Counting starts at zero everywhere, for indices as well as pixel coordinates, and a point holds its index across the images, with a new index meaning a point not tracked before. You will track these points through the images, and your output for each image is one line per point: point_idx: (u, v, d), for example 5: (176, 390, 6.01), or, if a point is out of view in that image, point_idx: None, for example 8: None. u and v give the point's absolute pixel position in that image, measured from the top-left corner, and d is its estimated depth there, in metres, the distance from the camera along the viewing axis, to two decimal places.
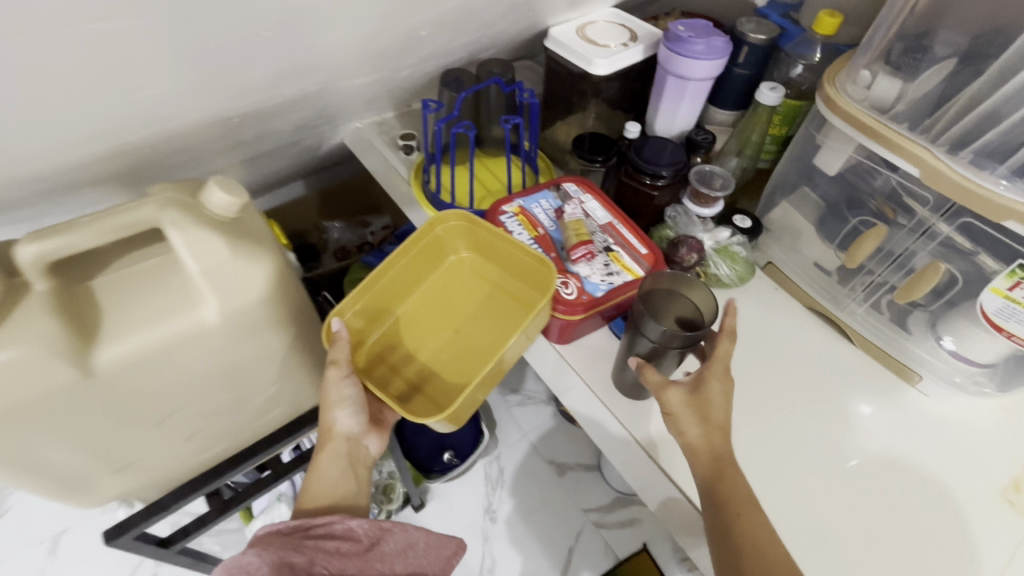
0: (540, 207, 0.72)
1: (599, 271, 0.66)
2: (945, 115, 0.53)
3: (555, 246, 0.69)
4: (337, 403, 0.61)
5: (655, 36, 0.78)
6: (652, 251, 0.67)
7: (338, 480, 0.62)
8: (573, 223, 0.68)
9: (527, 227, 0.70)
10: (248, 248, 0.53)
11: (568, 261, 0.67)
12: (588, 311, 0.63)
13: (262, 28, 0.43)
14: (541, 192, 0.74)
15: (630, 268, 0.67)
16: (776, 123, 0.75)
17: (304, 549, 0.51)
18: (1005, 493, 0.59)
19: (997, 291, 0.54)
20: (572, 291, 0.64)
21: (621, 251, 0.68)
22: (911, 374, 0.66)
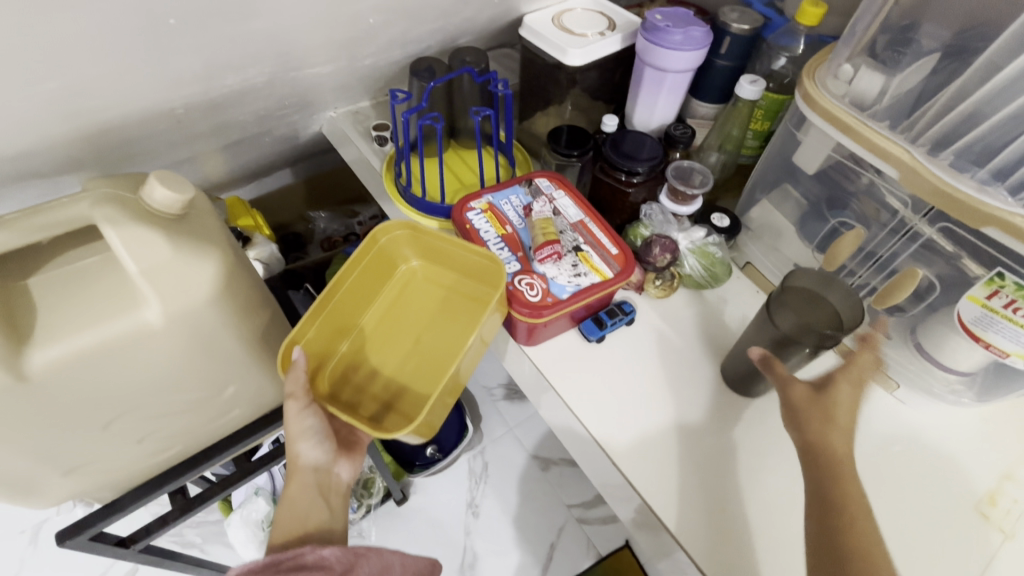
0: (509, 204, 0.70)
1: (566, 273, 0.63)
2: (925, 114, 0.51)
3: (523, 245, 0.67)
4: (300, 433, 0.58)
5: (633, 25, 0.74)
6: (623, 251, 0.65)
7: (307, 513, 0.58)
8: (541, 221, 0.66)
9: (495, 225, 0.68)
10: (193, 247, 0.51)
11: (536, 261, 0.65)
12: (553, 313, 0.61)
13: (185, 12, 0.40)
14: (511, 187, 0.72)
15: (599, 269, 0.65)
16: (758, 118, 0.72)
17: None
18: (980, 505, 0.57)
19: (975, 299, 0.52)
20: (537, 293, 0.62)
21: (591, 251, 0.66)
22: (889, 381, 0.64)
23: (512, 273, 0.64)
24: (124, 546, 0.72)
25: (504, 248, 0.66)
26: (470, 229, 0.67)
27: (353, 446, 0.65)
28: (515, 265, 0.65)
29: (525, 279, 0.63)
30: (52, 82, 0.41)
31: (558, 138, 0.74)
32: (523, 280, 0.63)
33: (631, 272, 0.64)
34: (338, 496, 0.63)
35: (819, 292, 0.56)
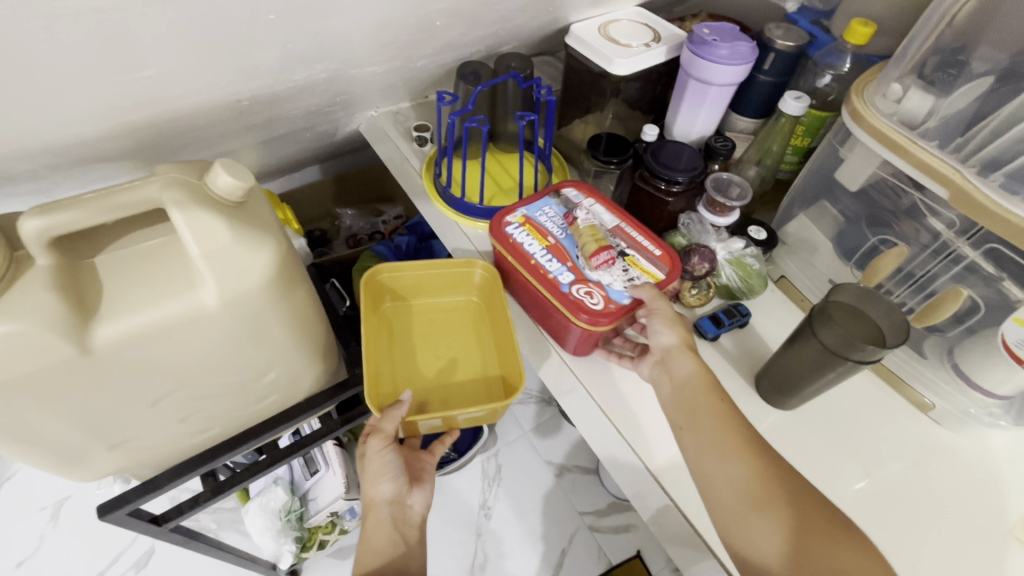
0: (543, 215, 0.71)
1: (620, 277, 0.64)
2: (979, 134, 0.51)
3: (570, 254, 0.67)
4: (381, 471, 0.64)
5: (678, 38, 0.76)
6: (667, 252, 0.66)
7: (385, 545, 0.62)
8: (589, 229, 0.67)
9: (536, 236, 0.68)
10: (251, 234, 0.53)
11: (589, 269, 0.65)
12: (614, 320, 0.61)
13: (266, 11, 0.41)
14: (541, 200, 0.73)
15: (649, 271, 0.65)
16: (799, 134, 0.73)
17: None
18: (1016, 530, 0.56)
19: (1019, 320, 0.52)
20: (598, 300, 0.62)
21: (637, 255, 0.66)
22: (925, 402, 0.63)
23: (568, 283, 0.64)
24: (156, 523, 0.74)
25: (552, 259, 0.66)
26: (514, 243, 0.67)
27: (422, 477, 0.70)
28: (568, 276, 0.64)
29: (582, 288, 0.63)
30: (142, 71, 0.43)
31: (598, 146, 0.75)
32: (581, 289, 0.63)
33: (678, 273, 0.65)
34: (415, 528, 0.67)
35: (861, 307, 0.56)
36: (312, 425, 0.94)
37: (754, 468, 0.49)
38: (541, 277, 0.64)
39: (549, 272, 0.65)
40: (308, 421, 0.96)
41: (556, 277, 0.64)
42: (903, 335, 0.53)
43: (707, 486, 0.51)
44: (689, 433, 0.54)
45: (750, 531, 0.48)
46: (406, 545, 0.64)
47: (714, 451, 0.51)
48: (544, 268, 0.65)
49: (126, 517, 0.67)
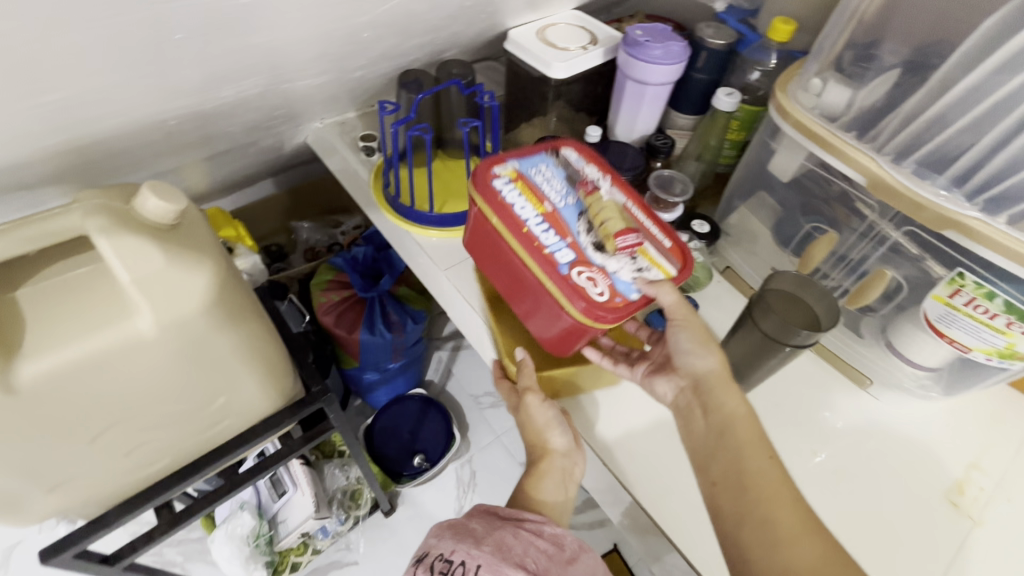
0: (539, 173, 0.62)
1: (627, 267, 0.56)
2: (890, 125, 0.54)
3: (569, 227, 0.59)
4: (546, 420, 0.60)
5: (614, 39, 0.77)
6: (678, 244, 0.60)
7: (554, 493, 0.58)
8: (602, 204, 0.60)
9: (531, 200, 0.59)
10: (186, 256, 0.51)
11: (591, 249, 0.57)
12: (618, 316, 0.54)
13: (175, 31, 0.40)
14: (539, 155, 0.64)
15: (658, 262, 0.58)
16: (734, 129, 0.75)
17: (499, 535, 0.50)
18: (949, 494, 0.60)
19: (939, 298, 0.55)
20: (603, 290, 0.55)
21: (647, 243, 0.59)
22: (864, 378, 0.67)
23: (567, 263, 0.56)
24: (107, 563, 0.71)
25: (550, 231, 0.58)
26: (504, 203, 0.58)
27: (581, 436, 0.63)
28: (568, 254, 0.56)
29: (584, 272, 0.55)
30: (49, 96, 0.41)
31: None
32: (582, 273, 0.55)
33: (690, 271, 0.58)
34: (576, 484, 0.61)
35: (798, 294, 0.58)
36: (273, 446, 0.92)
37: (758, 450, 0.48)
38: (535, 251, 0.56)
39: (544, 246, 0.56)
40: (271, 442, 0.94)
41: (553, 254, 0.56)
42: (836, 321, 0.55)
43: (706, 461, 0.50)
44: (699, 412, 0.53)
45: (739, 511, 0.46)
46: (566, 497, 0.59)
47: (722, 431, 0.50)
48: (539, 240, 0.57)
49: (73, 559, 0.64)
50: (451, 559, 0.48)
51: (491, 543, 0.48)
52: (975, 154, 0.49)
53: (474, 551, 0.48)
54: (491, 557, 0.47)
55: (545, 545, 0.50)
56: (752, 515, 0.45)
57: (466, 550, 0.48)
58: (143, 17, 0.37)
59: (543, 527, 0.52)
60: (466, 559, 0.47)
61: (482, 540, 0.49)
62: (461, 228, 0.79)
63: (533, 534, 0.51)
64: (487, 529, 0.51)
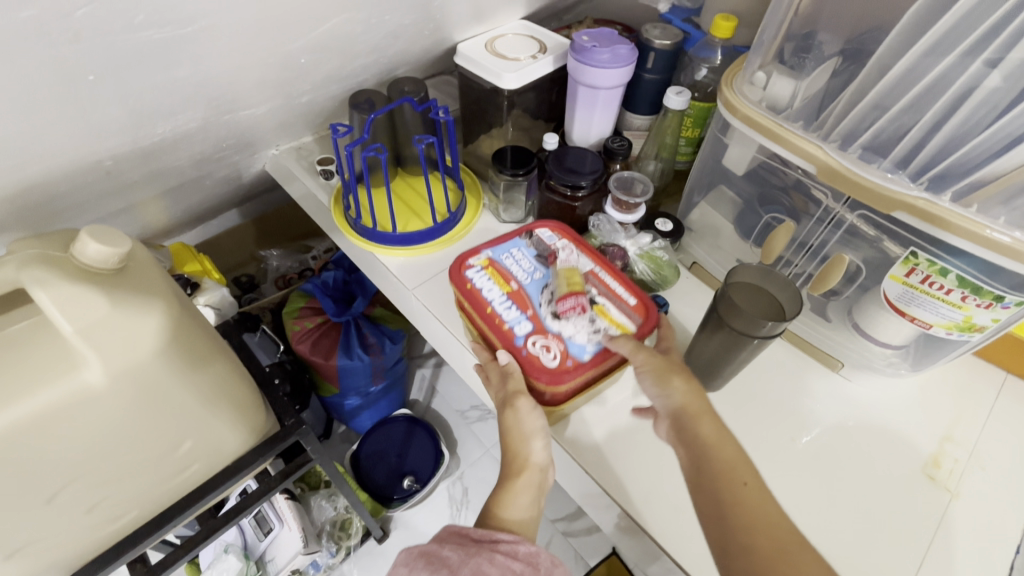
0: (509, 256, 0.66)
1: (584, 329, 0.59)
2: (834, 111, 0.55)
3: (531, 301, 0.62)
4: (535, 429, 0.56)
5: (563, 46, 0.78)
6: (642, 302, 0.61)
7: (528, 508, 0.55)
8: (566, 272, 0.62)
9: (497, 281, 0.63)
10: (135, 301, 0.49)
11: (550, 318, 0.60)
12: (573, 377, 0.56)
13: (89, 70, 0.39)
14: (511, 240, 0.68)
15: (619, 322, 0.60)
16: (688, 126, 0.76)
17: (474, 565, 0.47)
18: (926, 468, 0.61)
19: (897, 278, 0.56)
20: (555, 355, 0.57)
21: (608, 303, 0.61)
22: (834, 361, 0.68)
23: (523, 334, 0.59)
24: None
25: (511, 307, 0.61)
26: (470, 288, 0.62)
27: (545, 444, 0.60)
28: (525, 325, 0.59)
29: (540, 340, 0.58)
30: None
31: (502, 160, 0.76)
32: (537, 342, 0.58)
33: (653, 324, 0.60)
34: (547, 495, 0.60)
35: (762, 284, 0.59)
36: (252, 484, 0.89)
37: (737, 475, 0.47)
38: (493, 327, 0.60)
39: (503, 321, 0.60)
40: (250, 480, 0.91)
41: (511, 328, 0.59)
42: (798, 307, 0.56)
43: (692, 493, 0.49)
44: (677, 447, 0.52)
45: (725, 536, 0.45)
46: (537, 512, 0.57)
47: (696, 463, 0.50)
48: (499, 316, 0.60)
49: None
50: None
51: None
52: (915, 134, 0.50)
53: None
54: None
55: (520, 566, 0.48)
56: (738, 542, 0.44)
57: None
58: (50, 58, 0.36)
59: (517, 547, 0.49)
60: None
61: (456, 574, 0.46)
62: (425, 245, 0.78)
63: (508, 556, 0.48)
64: (462, 557, 0.48)
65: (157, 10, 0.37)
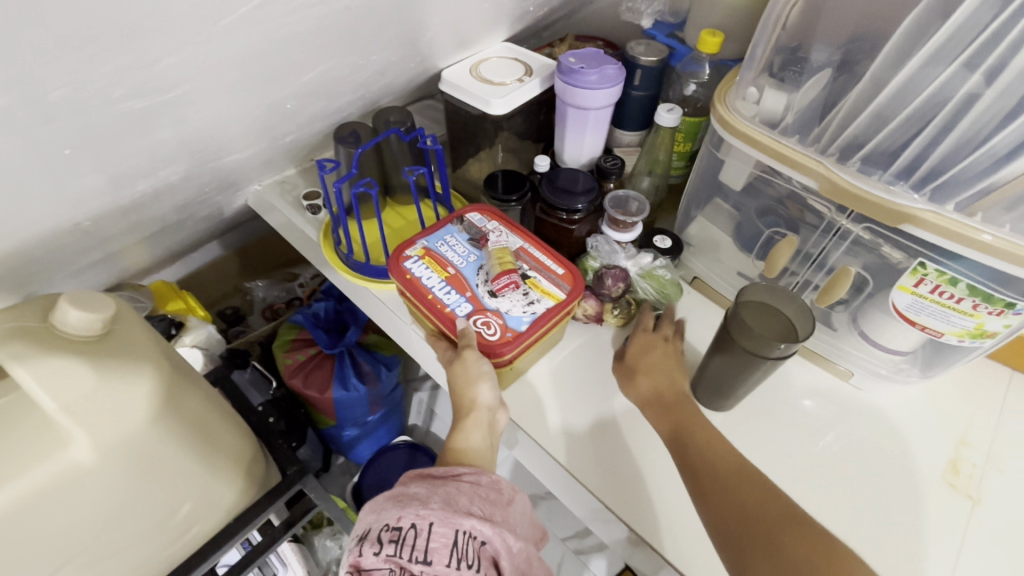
0: (444, 244, 0.66)
1: (519, 303, 0.61)
2: (832, 123, 0.54)
3: (469, 283, 0.63)
4: (478, 372, 0.56)
5: (549, 68, 0.77)
6: (569, 270, 0.64)
7: (482, 448, 0.54)
8: (496, 251, 0.64)
9: (436, 268, 0.64)
10: (121, 367, 0.47)
11: (487, 296, 0.61)
12: (516, 348, 0.58)
13: (64, 145, 0.37)
14: (444, 227, 0.68)
15: (550, 292, 0.63)
16: (680, 141, 0.76)
17: (443, 492, 0.46)
18: (946, 476, 0.60)
19: (906, 289, 0.55)
20: (495, 330, 0.59)
21: (538, 276, 0.64)
22: (844, 371, 0.67)
23: (464, 315, 0.60)
24: None
25: (451, 291, 0.62)
26: (410, 279, 0.63)
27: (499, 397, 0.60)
28: (466, 307, 0.60)
29: (480, 318, 0.60)
30: None
31: (494, 184, 0.74)
32: (478, 320, 0.59)
33: (580, 290, 0.63)
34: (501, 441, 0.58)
35: (771, 303, 0.58)
36: (253, 536, 0.85)
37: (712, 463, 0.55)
38: (435, 314, 0.60)
39: (445, 306, 0.61)
40: (251, 531, 0.87)
41: (453, 310, 0.60)
42: (809, 327, 0.55)
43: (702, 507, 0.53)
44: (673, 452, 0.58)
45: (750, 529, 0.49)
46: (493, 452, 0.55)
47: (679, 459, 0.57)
48: (440, 301, 0.61)
49: None
50: (402, 533, 0.44)
51: (436, 505, 0.45)
52: (914, 146, 0.50)
53: (423, 510, 0.44)
54: (444, 516, 0.44)
55: (485, 491, 0.48)
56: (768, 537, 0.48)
57: (414, 512, 0.44)
58: (24, 139, 0.34)
59: (480, 476, 0.49)
60: (419, 529, 0.43)
61: (426, 502, 0.45)
62: None
63: (474, 483, 0.48)
64: (430, 489, 0.47)
65: (138, 82, 0.35)
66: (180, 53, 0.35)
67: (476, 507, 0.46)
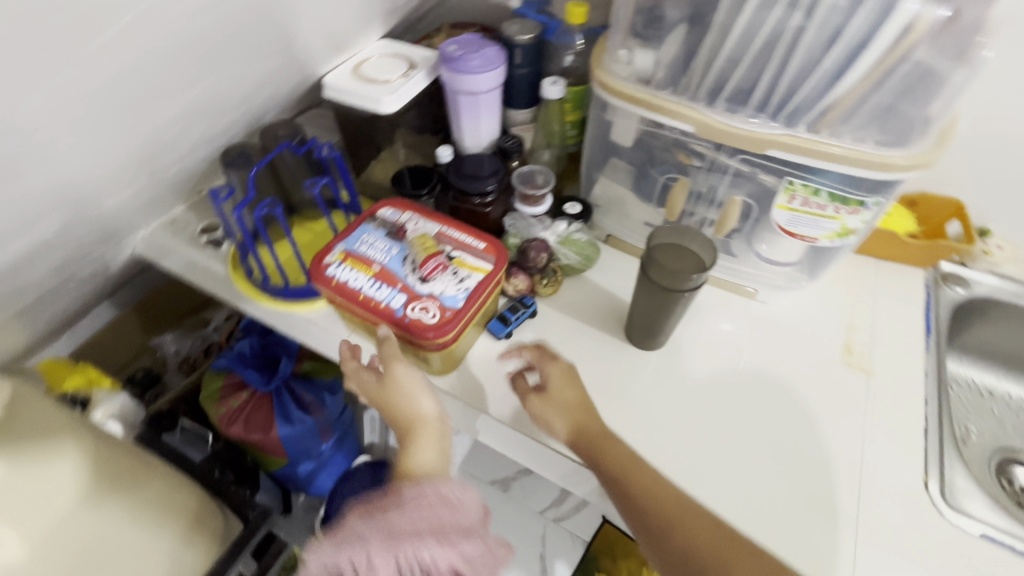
0: (363, 244, 0.66)
1: (451, 283, 0.62)
2: (695, 72, 0.60)
3: (397, 275, 0.63)
4: (414, 384, 0.57)
5: (431, 59, 0.77)
6: (491, 243, 0.66)
7: (437, 461, 0.53)
8: (418, 239, 0.65)
9: (361, 268, 0.64)
10: (43, 453, 0.60)
11: (418, 283, 0.62)
12: (457, 325, 0.60)
13: None
14: (359, 228, 0.68)
15: (477, 267, 0.64)
16: (570, 111, 0.80)
17: (384, 522, 0.44)
18: (844, 359, 0.70)
19: (782, 206, 0.63)
20: (434, 313, 0.60)
21: (462, 254, 0.65)
22: (749, 290, 0.75)
23: (400, 306, 0.60)
24: None
25: (381, 286, 0.62)
26: (337, 284, 0.62)
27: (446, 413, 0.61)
28: (400, 298, 0.61)
29: (416, 305, 0.60)
30: None
31: (400, 181, 0.75)
32: (415, 307, 0.60)
33: (505, 260, 0.65)
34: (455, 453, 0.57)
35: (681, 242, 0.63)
36: None
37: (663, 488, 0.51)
38: (371, 312, 0.61)
39: (379, 302, 0.61)
40: None
41: (388, 304, 0.61)
42: (714, 257, 0.61)
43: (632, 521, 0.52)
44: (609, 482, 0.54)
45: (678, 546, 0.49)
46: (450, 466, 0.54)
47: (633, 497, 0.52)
48: (372, 298, 0.61)
49: None
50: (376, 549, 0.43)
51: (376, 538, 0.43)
52: (765, 81, 0.56)
53: (363, 548, 0.42)
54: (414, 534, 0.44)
55: (431, 508, 0.45)
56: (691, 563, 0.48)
57: (353, 552, 0.42)
58: None
59: (424, 494, 0.46)
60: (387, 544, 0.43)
61: (367, 538, 0.43)
62: None
63: (419, 502, 0.46)
64: (369, 523, 0.44)
65: None
66: (31, 93, 0.32)
67: (421, 526, 0.44)
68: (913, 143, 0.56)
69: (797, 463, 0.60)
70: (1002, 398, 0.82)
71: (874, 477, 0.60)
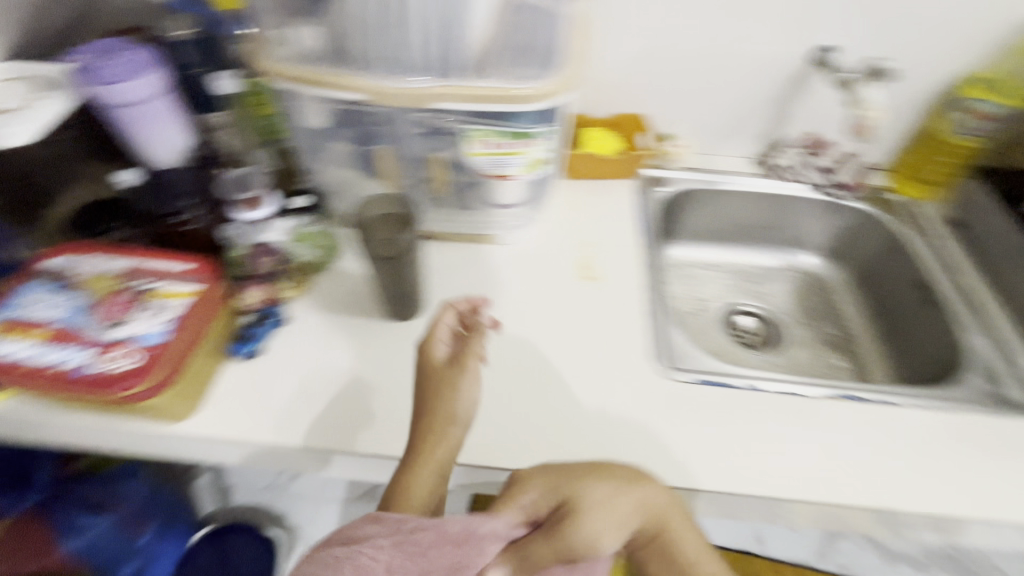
0: (27, 306, 0.56)
1: (149, 318, 0.56)
2: (354, 41, 0.59)
3: (77, 329, 0.54)
4: (462, 413, 0.55)
5: (71, 76, 0.67)
6: (195, 262, 0.61)
7: (432, 486, 0.52)
8: (97, 282, 0.58)
9: (26, 335, 0.53)
10: None
11: (106, 329, 0.54)
12: (162, 361, 0.53)
13: None
14: (20, 290, 0.57)
15: (180, 291, 0.58)
16: (262, 103, 0.76)
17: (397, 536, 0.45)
18: (581, 276, 0.78)
19: (479, 153, 0.66)
20: (132, 357, 0.53)
21: (161, 283, 0.59)
22: (490, 235, 0.80)
23: (84, 362, 0.52)
24: None
25: (57, 348, 0.53)
26: None
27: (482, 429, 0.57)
28: (84, 353, 0.52)
29: (107, 354, 0.53)
30: None
31: (80, 221, 0.68)
32: (107, 357, 0.52)
33: (215, 277, 0.60)
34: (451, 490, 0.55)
35: (387, 211, 0.63)
36: None
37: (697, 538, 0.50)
38: (48, 380, 0.51)
39: (55, 366, 0.52)
40: None
41: (69, 364, 0.52)
42: (406, 212, 0.63)
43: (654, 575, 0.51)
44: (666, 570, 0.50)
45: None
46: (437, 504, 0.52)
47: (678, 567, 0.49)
48: (46, 365, 0.52)
49: None
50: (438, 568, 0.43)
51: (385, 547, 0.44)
52: (416, 39, 0.58)
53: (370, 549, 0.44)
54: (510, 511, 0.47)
55: (435, 548, 0.43)
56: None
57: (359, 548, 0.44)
58: None
59: (405, 524, 0.45)
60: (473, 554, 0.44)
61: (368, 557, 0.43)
62: None
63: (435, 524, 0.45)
64: (387, 531, 0.45)
65: None
66: None
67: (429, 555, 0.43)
68: (558, 68, 0.62)
69: (558, 380, 0.66)
70: (728, 266, 1.02)
71: (616, 367, 0.68)
